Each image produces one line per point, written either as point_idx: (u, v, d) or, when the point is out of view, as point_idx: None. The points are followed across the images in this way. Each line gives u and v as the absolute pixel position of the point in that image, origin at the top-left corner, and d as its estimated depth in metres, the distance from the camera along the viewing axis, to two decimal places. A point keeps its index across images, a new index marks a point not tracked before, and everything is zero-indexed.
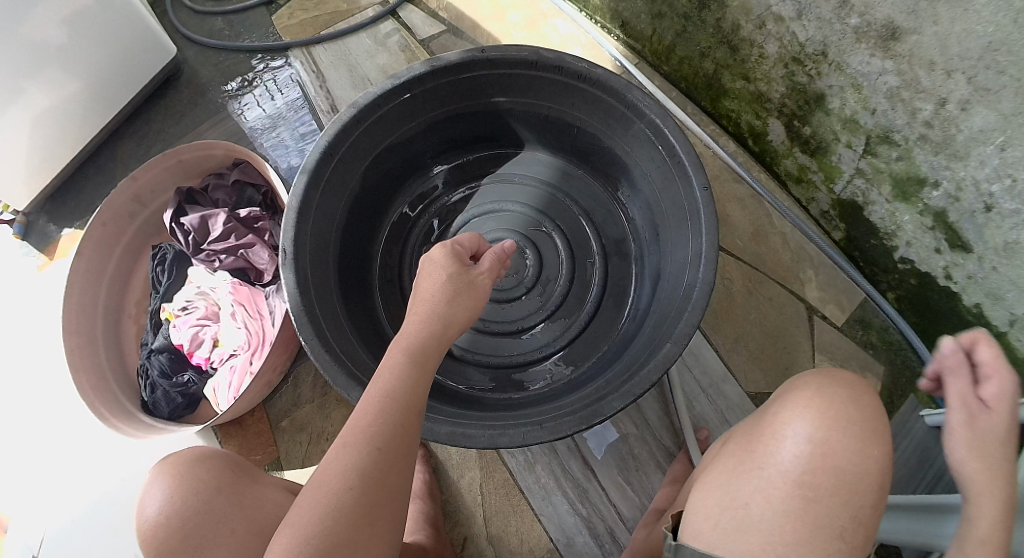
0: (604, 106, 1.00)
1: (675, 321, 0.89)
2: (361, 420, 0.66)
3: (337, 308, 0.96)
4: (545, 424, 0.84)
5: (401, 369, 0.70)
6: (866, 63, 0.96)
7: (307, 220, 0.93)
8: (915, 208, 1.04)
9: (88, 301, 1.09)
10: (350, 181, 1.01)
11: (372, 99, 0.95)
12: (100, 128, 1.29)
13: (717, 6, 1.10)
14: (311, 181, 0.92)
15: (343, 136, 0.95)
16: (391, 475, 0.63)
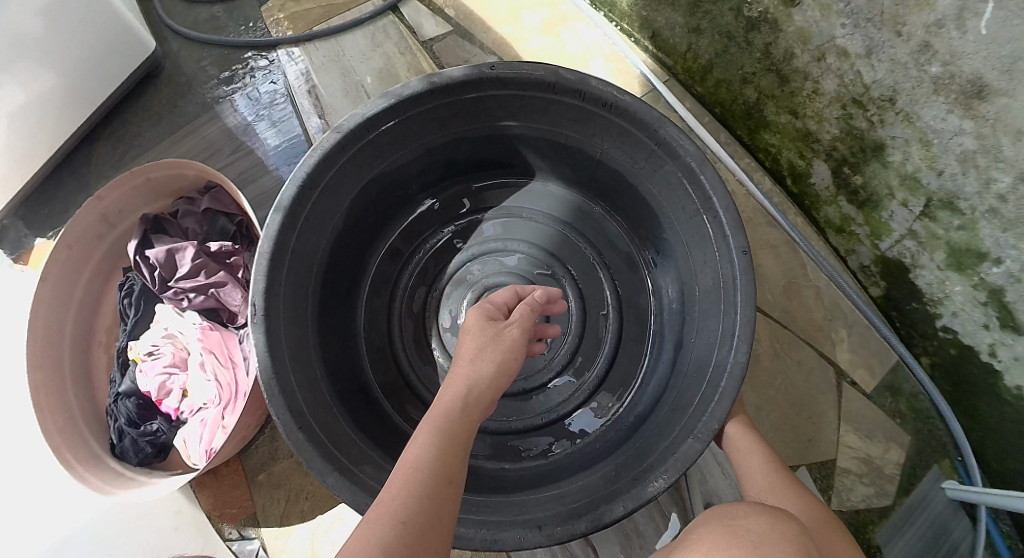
0: (632, 141, 0.88)
1: (699, 411, 0.79)
2: (389, 493, 0.58)
3: (315, 368, 0.86)
4: (543, 525, 0.75)
5: (428, 438, 0.63)
6: (940, 119, 0.82)
7: (282, 265, 0.82)
8: (970, 280, 0.91)
9: (54, 331, 1.00)
10: (333, 214, 0.90)
11: (359, 122, 0.83)
12: (74, 129, 1.16)
13: (769, 30, 0.95)
14: (286, 220, 0.81)
15: (324, 166, 0.83)
16: (420, 555, 0.54)
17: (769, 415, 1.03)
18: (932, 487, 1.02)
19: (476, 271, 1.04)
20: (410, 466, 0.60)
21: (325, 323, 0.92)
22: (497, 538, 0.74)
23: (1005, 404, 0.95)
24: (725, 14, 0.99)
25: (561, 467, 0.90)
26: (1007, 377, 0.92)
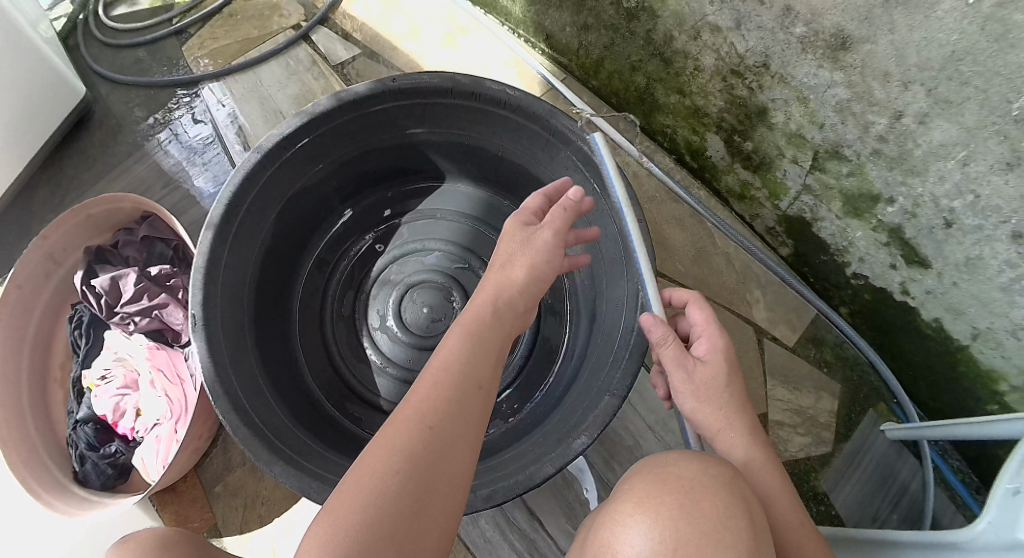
0: (528, 134, 0.92)
1: (610, 373, 0.83)
2: (370, 467, 0.59)
3: (257, 379, 0.90)
4: (480, 491, 0.79)
5: (457, 351, 0.68)
6: (812, 75, 0.86)
7: (217, 281, 0.86)
8: (869, 224, 0.95)
9: (10, 371, 1.04)
10: (259, 233, 0.93)
11: (276, 141, 0.87)
12: (14, 179, 1.19)
13: (647, 18, 0.97)
14: (218, 237, 0.85)
15: (247, 186, 0.87)
16: (444, 458, 0.60)
17: None
18: (871, 431, 1.05)
19: (397, 273, 1.11)
20: (393, 438, 0.60)
21: (262, 336, 0.96)
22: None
23: (926, 339, 0.99)
24: (607, 9, 1.02)
25: (495, 444, 0.94)
26: (924, 312, 0.96)
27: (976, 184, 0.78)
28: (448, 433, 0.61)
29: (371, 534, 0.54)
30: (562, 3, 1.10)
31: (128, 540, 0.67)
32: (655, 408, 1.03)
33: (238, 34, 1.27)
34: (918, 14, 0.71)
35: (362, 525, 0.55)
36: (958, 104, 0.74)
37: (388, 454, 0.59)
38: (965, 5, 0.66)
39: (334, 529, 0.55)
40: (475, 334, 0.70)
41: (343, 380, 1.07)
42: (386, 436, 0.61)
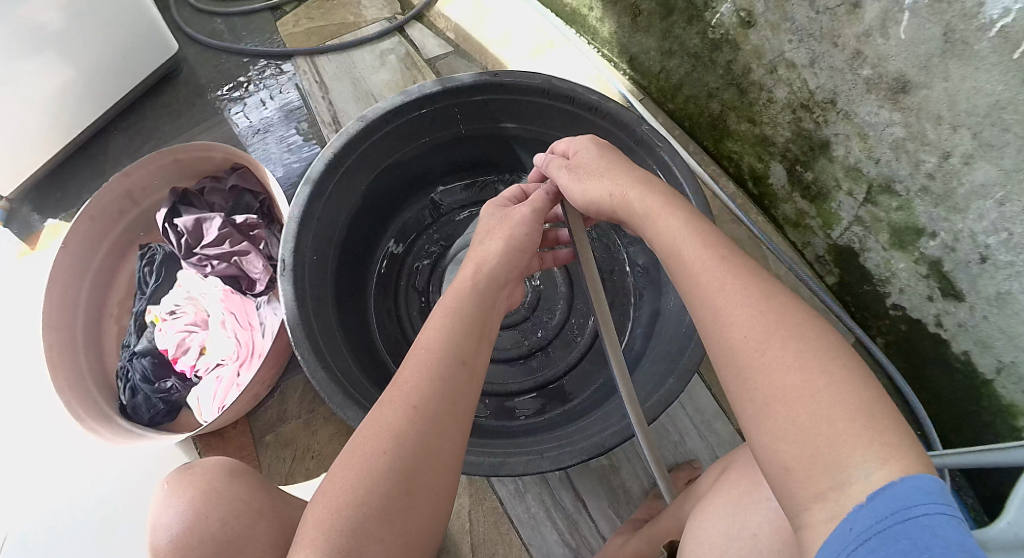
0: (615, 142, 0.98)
1: (677, 356, 0.88)
2: (356, 451, 0.61)
3: (335, 330, 0.93)
4: (546, 453, 0.82)
5: (443, 332, 0.69)
6: (874, 114, 0.96)
7: (308, 232, 0.90)
8: (911, 256, 1.02)
9: (70, 297, 1.05)
10: (351, 196, 0.98)
11: (381, 114, 0.93)
12: (92, 121, 1.26)
13: (729, 48, 1.09)
14: (314, 192, 0.89)
15: (348, 151, 0.93)
16: (430, 437, 0.61)
17: None
18: None
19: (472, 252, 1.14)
20: (379, 422, 0.62)
21: (339, 294, 0.99)
22: (506, 464, 0.80)
23: (954, 371, 1.05)
24: (691, 37, 1.13)
25: (554, 420, 0.96)
26: (955, 345, 1.02)
27: (1010, 223, 0.86)
28: (434, 411, 0.63)
29: (364, 509, 0.57)
30: (650, 29, 1.20)
31: (195, 470, 0.71)
32: (701, 409, 1.06)
33: (333, 18, 1.36)
34: (970, 65, 0.80)
35: (355, 500, 0.57)
36: (999, 147, 0.82)
37: (373, 437, 0.61)
38: (1012, 60, 0.76)
39: (333, 501, 0.58)
40: (461, 318, 0.72)
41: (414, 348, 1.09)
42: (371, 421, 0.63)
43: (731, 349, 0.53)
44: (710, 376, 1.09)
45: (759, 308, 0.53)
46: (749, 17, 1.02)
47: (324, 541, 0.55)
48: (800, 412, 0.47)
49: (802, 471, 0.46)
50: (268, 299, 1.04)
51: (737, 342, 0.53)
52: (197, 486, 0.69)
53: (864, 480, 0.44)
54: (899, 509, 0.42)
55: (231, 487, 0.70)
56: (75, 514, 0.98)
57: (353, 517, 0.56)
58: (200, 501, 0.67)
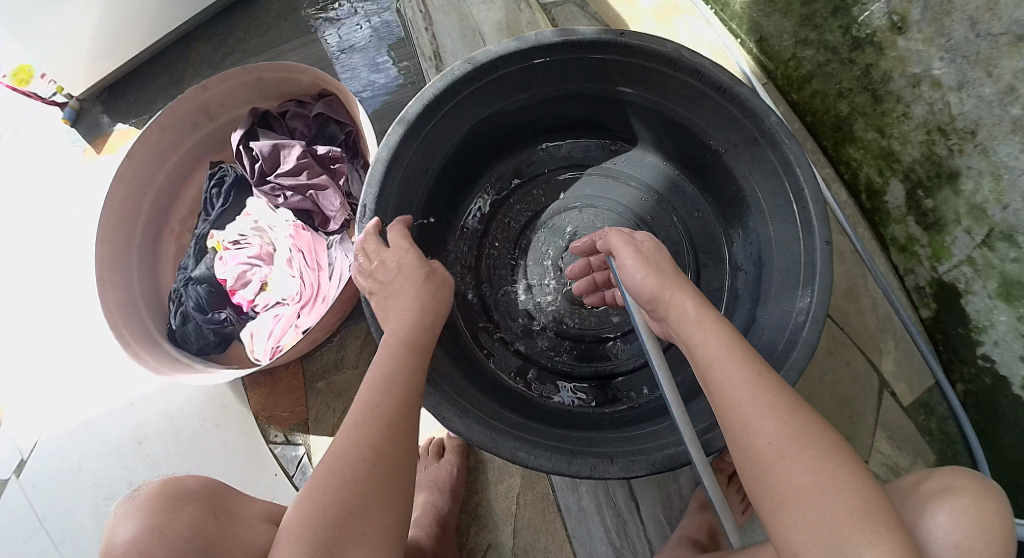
0: (738, 127, 0.91)
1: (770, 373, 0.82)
2: (334, 457, 0.58)
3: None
4: (618, 459, 0.75)
5: (402, 346, 0.68)
6: (1013, 156, 0.89)
7: (398, 173, 0.85)
8: (1016, 311, 0.95)
9: (130, 210, 1.00)
10: (449, 139, 0.93)
11: (493, 58, 0.86)
12: (177, 25, 1.20)
13: (873, 51, 1.03)
14: (409, 132, 0.84)
15: (451, 92, 0.86)
16: (402, 447, 0.60)
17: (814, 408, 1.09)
18: None
19: (562, 222, 1.08)
20: (356, 431, 0.60)
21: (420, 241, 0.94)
22: (573, 462, 0.74)
23: None
24: (834, 30, 1.07)
25: (625, 415, 0.92)
26: None
27: None
28: (403, 422, 0.62)
29: (341, 518, 0.55)
30: (789, 11, 1.14)
31: (135, 498, 0.60)
32: None
33: None
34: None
35: (333, 510, 0.55)
36: None
37: (353, 444, 0.59)
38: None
39: (310, 513, 0.55)
40: (423, 326, 0.70)
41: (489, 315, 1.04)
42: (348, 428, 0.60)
43: (749, 449, 0.55)
44: None
45: (784, 417, 0.55)
46: (901, 22, 0.97)
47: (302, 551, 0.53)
48: (813, 507, 0.51)
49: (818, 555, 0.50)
50: (340, 240, 0.97)
51: (756, 447, 0.55)
52: (145, 517, 0.58)
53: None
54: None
55: (176, 522, 0.58)
56: (122, 427, 0.99)
57: (329, 527, 0.54)
58: (143, 539, 0.56)
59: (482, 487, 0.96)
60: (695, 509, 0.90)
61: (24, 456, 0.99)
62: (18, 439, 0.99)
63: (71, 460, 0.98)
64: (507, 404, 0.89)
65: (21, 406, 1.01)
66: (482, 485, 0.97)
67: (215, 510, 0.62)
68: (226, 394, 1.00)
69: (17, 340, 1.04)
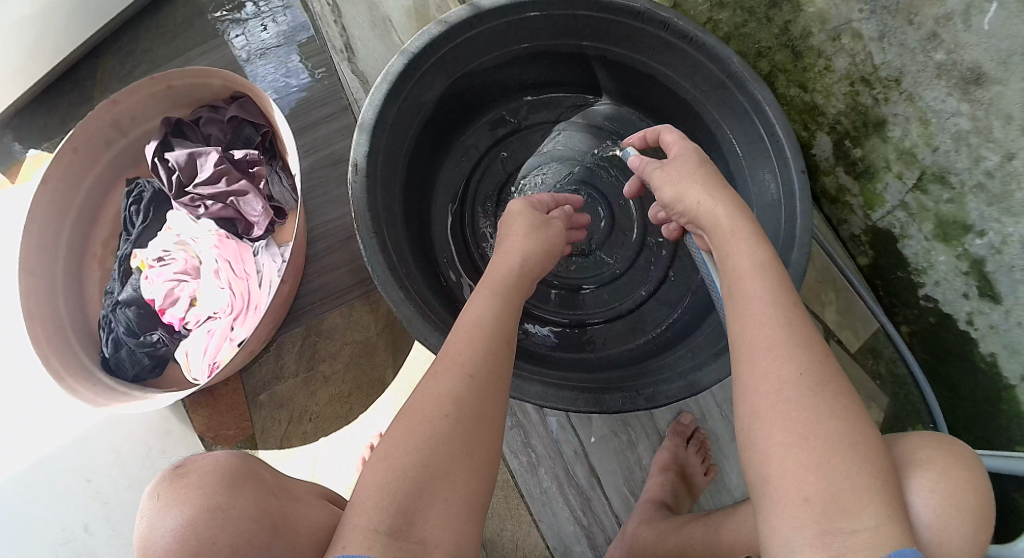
0: (704, 74, 0.88)
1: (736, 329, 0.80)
2: (416, 413, 0.56)
3: (405, 247, 0.84)
4: (643, 391, 0.75)
5: (485, 307, 0.64)
6: (940, 100, 0.89)
7: (381, 138, 0.81)
8: (953, 250, 0.97)
9: (49, 238, 0.95)
10: (424, 102, 0.89)
11: (463, 18, 0.83)
12: (80, 42, 1.15)
13: (790, 8, 1.00)
14: (389, 96, 0.80)
15: (423, 55, 0.83)
16: (489, 407, 0.58)
17: None
18: None
19: (535, 181, 1.06)
20: (435, 389, 0.57)
21: (407, 202, 0.90)
22: (601, 398, 0.73)
23: (978, 371, 1.02)
24: None
25: (620, 361, 0.94)
26: (982, 345, 0.99)
27: None
28: (492, 385, 0.59)
29: (427, 470, 0.53)
30: None
31: (188, 475, 0.61)
32: (727, 389, 0.98)
33: None
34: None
35: (419, 462, 0.53)
36: None
37: (429, 407, 0.56)
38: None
39: (393, 464, 0.54)
40: (511, 278, 0.68)
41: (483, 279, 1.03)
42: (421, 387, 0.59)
43: (761, 385, 0.52)
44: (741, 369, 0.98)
45: (803, 359, 0.52)
46: None
47: (376, 521, 0.51)
48: (821, 457, 0.48)
49: (821, 509, 0.47)
50: (266, 244, 0.97)
51: (768, 384, 0.52)
52: (197, 503, 0.59)
53: (870, 528, 0.46)
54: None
55: (236, 502, 0.60)
56: (65, 463, 0.96)
57: (417, 479, 0.53)
58: (202, 522, 0.58)
59: None
60: (656, 473, 0.92)
61: None
62: None
63: (20, 501, 0.94)
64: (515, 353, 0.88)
65: None
66: None
67: (270, 493, 0.65)
68: (170, 418, 0.98)
69: None
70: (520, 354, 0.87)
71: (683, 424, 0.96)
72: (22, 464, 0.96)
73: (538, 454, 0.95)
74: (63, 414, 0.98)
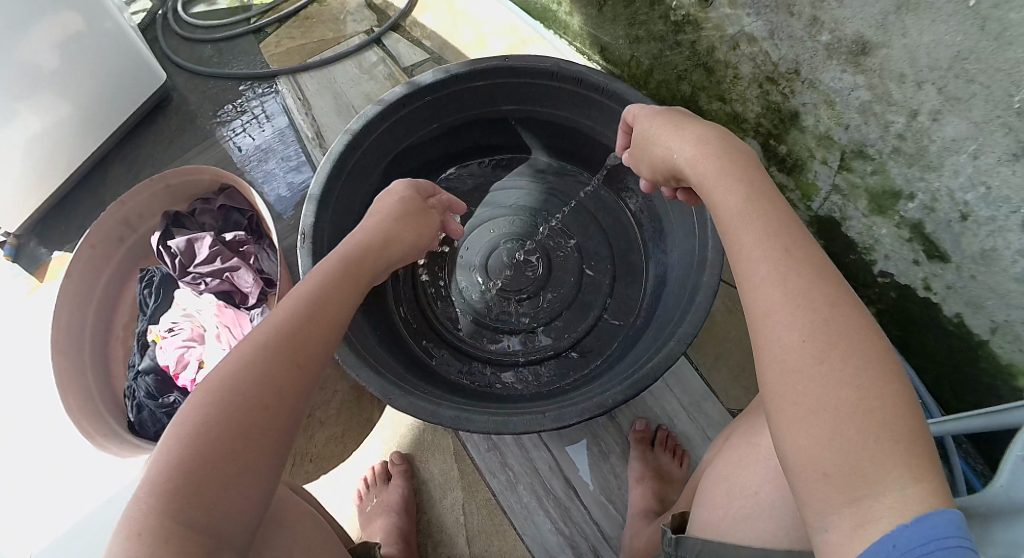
0: (619, 119, 0.97)
1: (670, 334, 0.87)
2: (218, 378, 0.58)
3: (351, 301, 0.93)
4: (551, 413, 0.82)
5: (293, 305, 0.66)
6: (838, 79, 0.96)
7: (327, 209, 0.93)
8: (892, 221, 1.02)
9: (75, 322, 1.10)
10: (369, 176, 1.01)
11: (396, 98, 0.96)
12: (89, 153, 1.34)
13: (692, 29, 1.10)
14: (333, 169, 0.93)
15: (366, 132, 0.96)
16: (266, 414, 0.57)
17: (729, 364, 1.05)
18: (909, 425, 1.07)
19: (479, 233, 1.11)
20: (227, 376, 0.58)
21: None
22: (509, 422, 0.82)
23: (949, 335, 1.03)
24: (657, 22, 1.15)
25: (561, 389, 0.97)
26: (945, 308, 1.01)
27: (987, 175, 0.86)
28: (286, 361, 0.61)
29: (213, 426, 0.54)
30: (616, 18, 1.22)
31: None
32: (689, 390, 1.04)
33: (313, 36, 1.43)
34: (926, 18, 0.82)
35: (204, 424, 0.54)
36: (966, 99, 0.84)
37: (249, 410, 0.56)
38: (967, 9, 0.77)
39: (190, 427, 0.54)
40: (323, 298, 0.69)
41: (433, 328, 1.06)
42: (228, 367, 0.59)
43: (771, 353, 0.53)
44: (702, 365, 1.05)
45: (779, 293, 0.54)
46: None
47: (175, 516, 0.50)
48: None
49: (840, 480, 0.47)
50: (262, 309, 1.08)
51: None
52: None
53: (897, 495, 0.45)
54: (930, 540, 0.42)
55: None
56: None
57: (204, 430, 0.54)
58: None
59: (429, 505, 1.01)
60: (634, 484, 0.96)
61: None
62: None
63: None
64: (453, 390, 0.93)
65: None
66: (429, 505, 1.01)
67: None
68: None
69: None
70: (462, 392, 0.93)
71: (641, 429, 1.01)
72: (66, 520, 1.09)
73: (515, 471, 1.00)
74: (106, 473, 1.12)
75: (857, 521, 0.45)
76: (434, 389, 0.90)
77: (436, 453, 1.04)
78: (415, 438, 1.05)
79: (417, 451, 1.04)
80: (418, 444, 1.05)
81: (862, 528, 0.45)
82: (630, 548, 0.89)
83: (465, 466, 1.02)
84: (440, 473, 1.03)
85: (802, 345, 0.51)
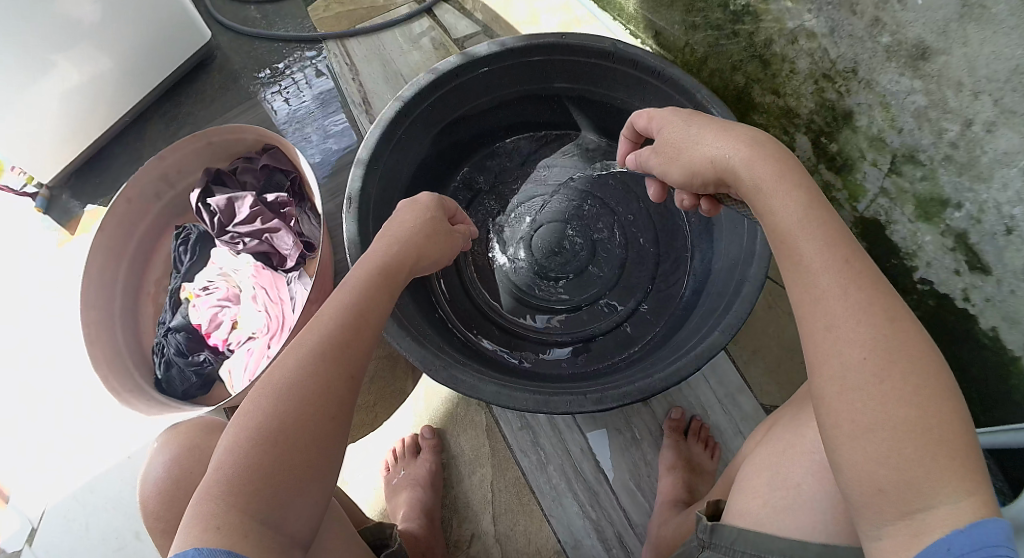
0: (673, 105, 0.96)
1: (716, 322, 0.86)
2: (275, 378, 0.60)
3: None
4: (591, 394, 0.81)
5: (340, 302, 0.66)
6: (895, 82, 0.96)
7: (374, 175, 0.91)
8: (937, 228, 1.01)
9: (107, 276, 1.08)
10: (417, 145, 1.01)
11: (450, 68, 0.94)
12: (128, 109, 1.33)
13: (751, 20, 1.10)
14: (384, 135, 0.92)
15: (418, 100, 0.95)
16: (321, 413, 0.59)
17: (765, 359, 1.04)
18: None
19: (523, 214, 1.12)
20: (283, 377, 0.60)
21: None
22: (550, 401, 0.80)
23: (984, 348, 1.02)
24: (716, 10, 1.14)
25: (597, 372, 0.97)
26: (982, 320, 1.00)
27: None
28: (338, 359, 0.62)
29: (274, 427, 0.58)
30: (674, 4, 1.22)
31: (179, 426, 0.86)
32: (724, 382, 1.04)
33: (363, 2, 1.42)
34: (989, 28, 0.82)
35: (267, 424, 0.58)
36: (1022, 113, 0.84)
37: (306, 411, 0.59)
38: None
39: (252, 427, 0.58)
40: (367, 293, 0.68)
41: (474, 306, 1.07)
42: (284, 366, 0.61)
43: (836, 347, 0.52)
44: (739, 359, 1.05)
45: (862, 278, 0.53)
46: None
47: (251, 515, 0.54)
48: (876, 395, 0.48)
49: (895, 497, 0.47)
50: (298, 274, 1.08)
51: (833, 368, 0.51)
52: (175, 437, 0.84)
53: (951, 508, 0.45)
54: (982, 547, 0.43)
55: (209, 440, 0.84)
56: (124, 478, 1.07)
57: (267, 431, 0.57)
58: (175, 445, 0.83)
59: (456, 481, 1.01)
60: (664, 472, 0.96)
61: (34, 525, 1.06)
62: (26, 507, 1.06)
63: (89, 512, 1.06)
64: (490, 366, 0.93)
65: (23, 476, 1.08)
66: (457, 480, 1.01)
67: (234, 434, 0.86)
68: None
69: (15, 414, 1.12)
70: (499, 369, 0.92)
71: (675, 418, 1.01)
72: (83, 476, 1.08)
73: (546, 451, 1.00)
74: (128, 430, 1.10)
75: (910, 530, 0.46)
76: (473, 364, 0.89)
77: (467, 428, 1.04)
78: (447, 414, 1.05)
79: (449, 426, 1.04)
80: (450, 419, 1.04)
81: (914, 537, 0.46)
82: (657, 537, 0.89)
83: (496, 444, 1.02)
84: (470, 448, 1.02)
85: (887, 333, 0.51)
